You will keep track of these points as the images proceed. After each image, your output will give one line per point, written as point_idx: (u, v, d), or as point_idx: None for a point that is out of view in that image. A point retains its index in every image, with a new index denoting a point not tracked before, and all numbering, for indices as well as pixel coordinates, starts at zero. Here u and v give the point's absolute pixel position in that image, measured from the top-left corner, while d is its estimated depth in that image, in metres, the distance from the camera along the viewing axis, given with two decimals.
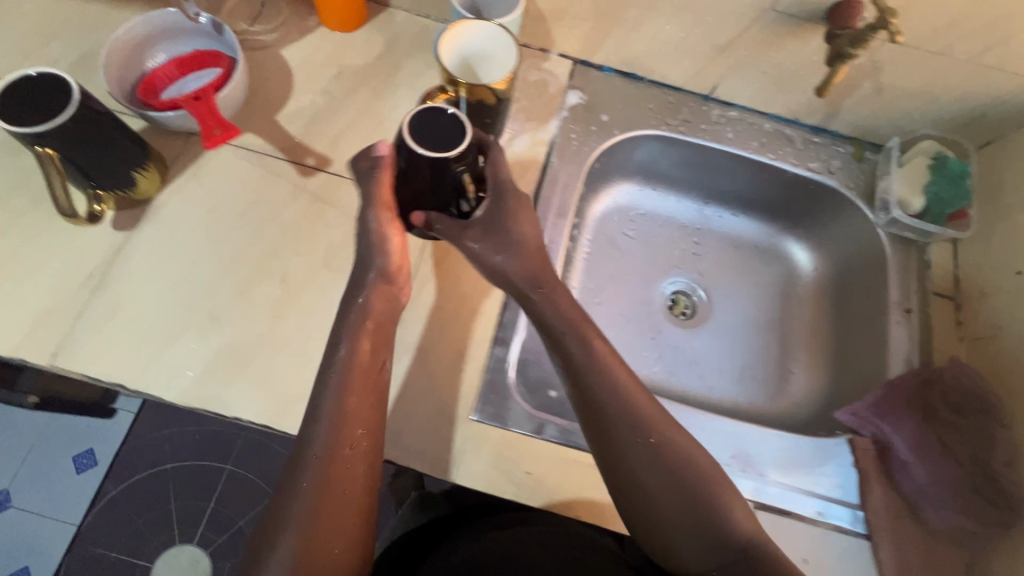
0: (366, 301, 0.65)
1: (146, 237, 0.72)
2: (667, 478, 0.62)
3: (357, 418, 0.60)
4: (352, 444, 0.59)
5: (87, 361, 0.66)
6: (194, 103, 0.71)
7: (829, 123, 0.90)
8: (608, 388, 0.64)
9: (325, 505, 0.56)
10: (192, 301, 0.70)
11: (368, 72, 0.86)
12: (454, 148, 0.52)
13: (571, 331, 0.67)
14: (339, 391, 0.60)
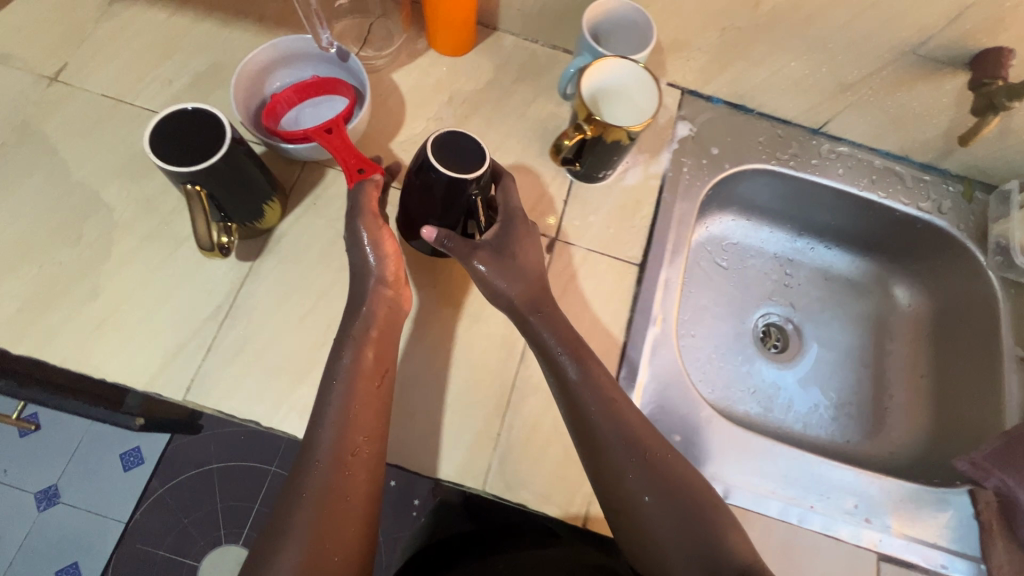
0: (372, 309, 0.64)
1: (269, 269, 0.71)
2: (666, 496, 0.61)
3: (360, 425, 0.60)
4: (357, 452, 0.59)
5: (219, 396, 0.65)
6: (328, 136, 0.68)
7: (940, 162, 0.89)
8: (593, 411, 0.64)
9: (332, 512, 0.56)
10: (318, 336, 0.69)
11: (478, 99, 0.84)
12: (472, 171, 0.58)
13: (583, 353, 0.67)
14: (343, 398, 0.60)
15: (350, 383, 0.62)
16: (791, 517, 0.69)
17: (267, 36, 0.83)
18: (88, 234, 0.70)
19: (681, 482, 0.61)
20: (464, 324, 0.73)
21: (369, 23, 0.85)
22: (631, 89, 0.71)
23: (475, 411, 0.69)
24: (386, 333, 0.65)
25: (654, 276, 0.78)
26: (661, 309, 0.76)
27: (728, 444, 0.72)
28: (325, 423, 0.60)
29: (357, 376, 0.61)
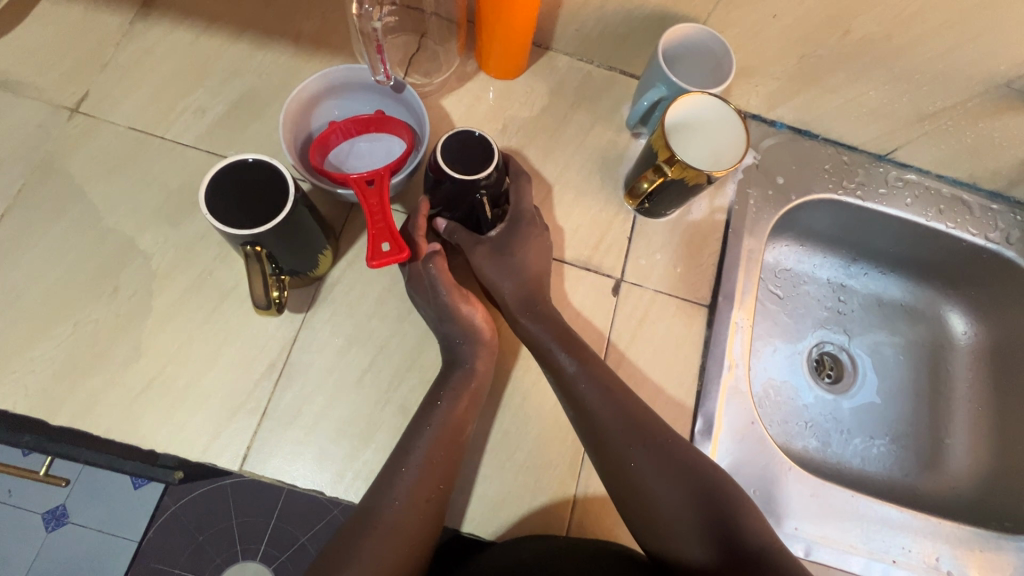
0: (471, 365, 0.61)
1: (323, 321, 0.66)
2: (675, 486, 0.56)
3: (429, 472, 0.56)
4: (422, 506, 0.55)
5: (277, 465, 0.61)
6: (367, 188, 0.61)
7: (1008, 190, 0.86)
8: (590, 400, 0.61)
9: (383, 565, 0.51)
10: (378, 395, 0.64)
11: (533, 126, 0.79)
12: (483, 173, 0.58)
13: (579, 347, 0.64)
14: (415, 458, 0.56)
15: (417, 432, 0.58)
16: (874, 572, 0.68)
17: (305, 58, 0.76)
18: (123, 287, 0.64)
19: (694, 474, 0.56)
20: (532, 375, 0.69)
21: (415, 44, 0.79)
22: (712, 124, 0.66)
23: (549, 469, 0.66)
24: (476, 398, 0.61)
25: (723, 317, 0.74)
26: (733, 354, 0.72)
27: (808, 497, 0.69)
28: (391, 477, 0.55)
29: (437, 445, 0.57)
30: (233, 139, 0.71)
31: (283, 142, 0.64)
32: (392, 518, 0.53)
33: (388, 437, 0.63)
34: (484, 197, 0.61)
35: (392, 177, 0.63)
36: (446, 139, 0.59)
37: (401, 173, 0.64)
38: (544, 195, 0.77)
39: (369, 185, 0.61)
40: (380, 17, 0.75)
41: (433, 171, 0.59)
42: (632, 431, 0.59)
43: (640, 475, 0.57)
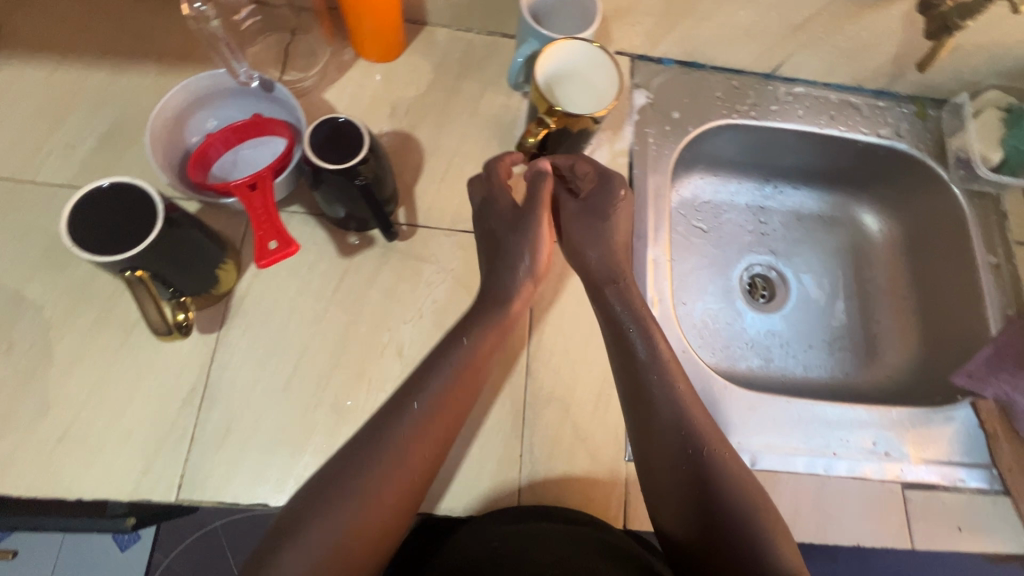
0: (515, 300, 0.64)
1: (238, 336, 0.65)
2: (685, 427, 0.59)
3: (441, 404, 0.56)
4: (429, 445, 0.54)
5: (215, 488, 0.60)
6: (250, 194, 0.59)
7: (892, 86, 0.90)
8: (634, 338, 0.64)
9: (377, 506, 0.51)
10: (309, 399, 0.64)
11: (423, 104, 0.78)
12: (356, 160, 0.58)
13: (652, 331, 0.64)
14: (427, 385, 0.57)
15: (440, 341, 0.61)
16: (818, 468, 0.70)
17: (172, 73, 0.73)
18: (19, 342, 0.62)
19: (692, 436, 0.58)
20: None
21: (287, 40, 0.77)
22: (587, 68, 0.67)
23: (493, 437, 0.66)
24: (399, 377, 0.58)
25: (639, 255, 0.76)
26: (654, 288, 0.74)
27: (745, 410, 0.72)
28: (399, 416, 0.54)
29: (450, 378, 0.57)
30: (110, 170, 0.69)
31: (155, 161, 0.61)
32: (397, 453, 0.53)
33: (324, 437, 0.63)
34: (366, 188, 0.61)
35: (275, 178, 0.61)
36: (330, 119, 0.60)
37: (285, 172, 0.62)
38: (445, 170, 0.76)
39: (252, 190, 0.60)
40: (224, 18, 0.74)
41: (307, 167, 0.59)
42: (664, 372, 0.62)
43: (658, 403, 0.60)
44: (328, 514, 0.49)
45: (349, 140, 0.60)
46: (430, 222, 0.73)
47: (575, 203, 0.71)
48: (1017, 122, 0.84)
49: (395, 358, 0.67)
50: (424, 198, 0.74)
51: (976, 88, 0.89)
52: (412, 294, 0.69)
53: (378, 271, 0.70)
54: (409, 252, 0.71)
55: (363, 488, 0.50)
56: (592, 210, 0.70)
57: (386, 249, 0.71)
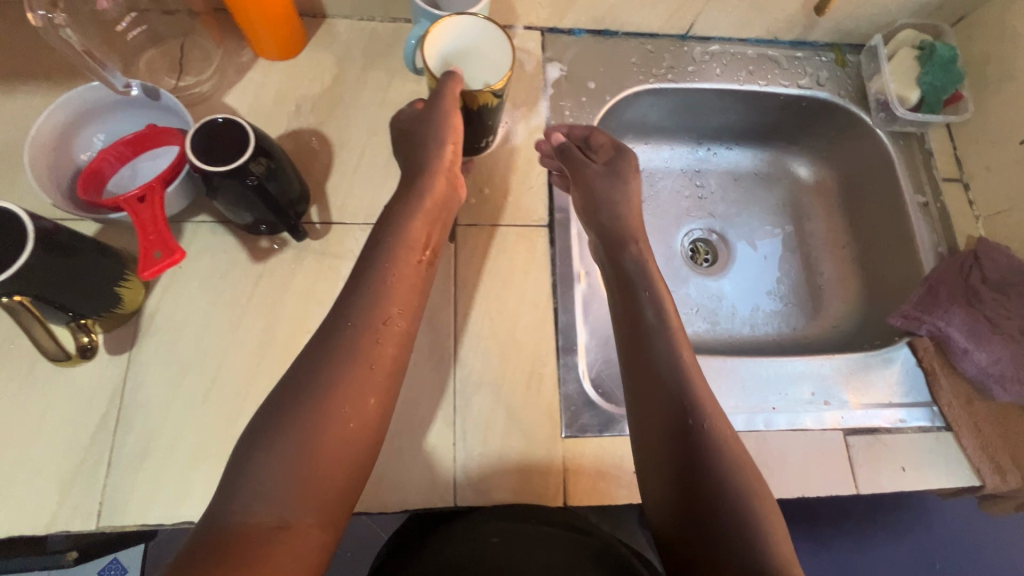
0: (431, 179, 0.64)
1: (151, 353, 0.63)
2: (683, 392, 0.58)
3: (380, 295, 0.56)
4: (380, 334, 0.55)
5: (138, 510, 0.58)
6: (139, 206, 0.57)
7: (807, 35, 0.89)
8: (641, 308, 0.64)
9: (338, 406, 0.50)
10: (229, 409, 0.62)
11: (329, 98, 0.76)
12: (245, 157, 0.56)
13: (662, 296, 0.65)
14: (367, 281, 0.57)
15: (379, 229, 0.62)
16: (758, 424, 0.70)
17: (60, 92, 0.71)
18: None
19: (691, 404, 0.57)
20: None
21: (180, 47, 0.75)
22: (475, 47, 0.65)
23: (426, 428, 0.65)
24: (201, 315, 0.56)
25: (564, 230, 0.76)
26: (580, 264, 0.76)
27: None
28: (345, 320, 0.54)
29: (389, 273, 0.58)
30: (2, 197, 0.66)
31: (40, 186, 0.59)
32: (347, 349, 0.53)
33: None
34: (262, 189, 0.59)
35: (166, 187, 0.59)
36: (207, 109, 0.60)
37: (177, 180, 0.60)
38: (358, 163, 0.74)
39: (141, 203, 0.57)
40: (104, 31, 0.70)
41: (195, 173, 0.57)
42: (671, 343, 0.61)
43: (660, 360, 0.60)
44: (292, 425, 0.49)
45: (236, 139, 0.58)
46: (345, 217, 0.71)
47: (597, 165, 0.73)
48: (930, 59, 0.83)
49: None
50: (336, 193, 0.72)
51: (889, 29, 0.88)
52: (330, 293, 0.68)
53: (293, 273, 0.68)
54: (325, 251, 0.70)
55: (320, 391, 0.50)
56: (615, 172, 0.73)
57: (301, 250, 0.69)
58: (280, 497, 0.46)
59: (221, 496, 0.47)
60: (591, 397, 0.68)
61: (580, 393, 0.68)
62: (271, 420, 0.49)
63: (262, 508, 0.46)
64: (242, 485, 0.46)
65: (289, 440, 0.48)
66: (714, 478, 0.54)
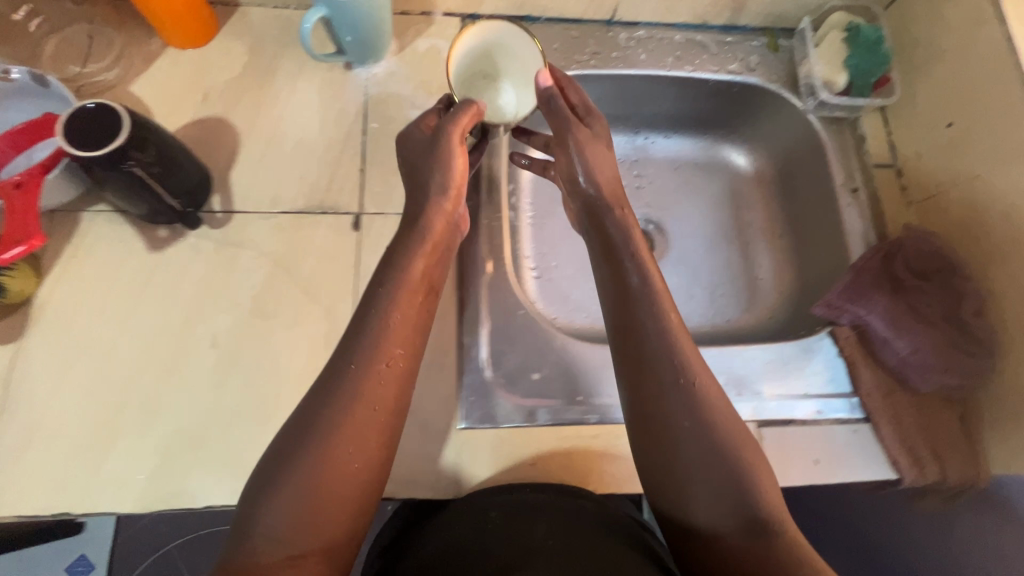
0: (430, 221, 0.67)
1: (43, 343, 0.64)
2: (681, 389, 0.63)
3: (383, 344, 0.60)
4: (382, 382, 0.59)
5: (21, 498, 0.59)
6: (13, 193, 0.56)
7: (736, 20, 0.89)
8: (634, 291, 0.68)
9: (348, 453, 0.55)
10: (119, 398, 0.63)
11: (238, 86, 0.76)
12: (118, 140, 0.56)
13: (643, 257, 0.70)
14: (366, 331, 0.60)
15: (381, 274, 0.64)
16: None
17: None
18: None
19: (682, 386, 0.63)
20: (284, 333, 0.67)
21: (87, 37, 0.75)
22: (508, 52, 0.74)
23: None
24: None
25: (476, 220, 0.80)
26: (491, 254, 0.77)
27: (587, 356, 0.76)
28: (348, 369, 0.58)
29: (390, 320, 0.61)
30: None
31: None
32: (351, 394, 0.57)
33: (135, 438, 0.62)
34: (141, 174, 0.59)
35: (47, 174, 0.59)
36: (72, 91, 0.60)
37: (59, 166, 0.60)
38: (265, 151, 0.74)
39: (19, 190, 0.57)
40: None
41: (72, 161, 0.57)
42: (666, 332, 0.65)
43: (653, 351, 0.65)
44: (303, 473, 0.54)
45: (110, 122, 0.58)
46: (250, 206, 0.72)
47: (585, 130, 0.75)
48: (855, 41, 0.83)
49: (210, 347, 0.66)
50: (242, 181, 0.73)
51: (820, 12, 0.88)
52: (228, 282, 0.69)
53: (192, 263, 0.69)
54: (225, 240, 0.70)
55: (329, 441, 0.55)
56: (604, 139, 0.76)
57: (202, 238, 0.70)
58: (289, 537, 0.52)
59: (236, 539, 0.53)
60: (491, 385, 0.72)
61: (482, 384, 0.72)
62: (281, 466, 0.54)
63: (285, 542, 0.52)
64: (257, 527, 0.52)
65: (300, 487, 0.53)
66: (708, 480, 0.60)
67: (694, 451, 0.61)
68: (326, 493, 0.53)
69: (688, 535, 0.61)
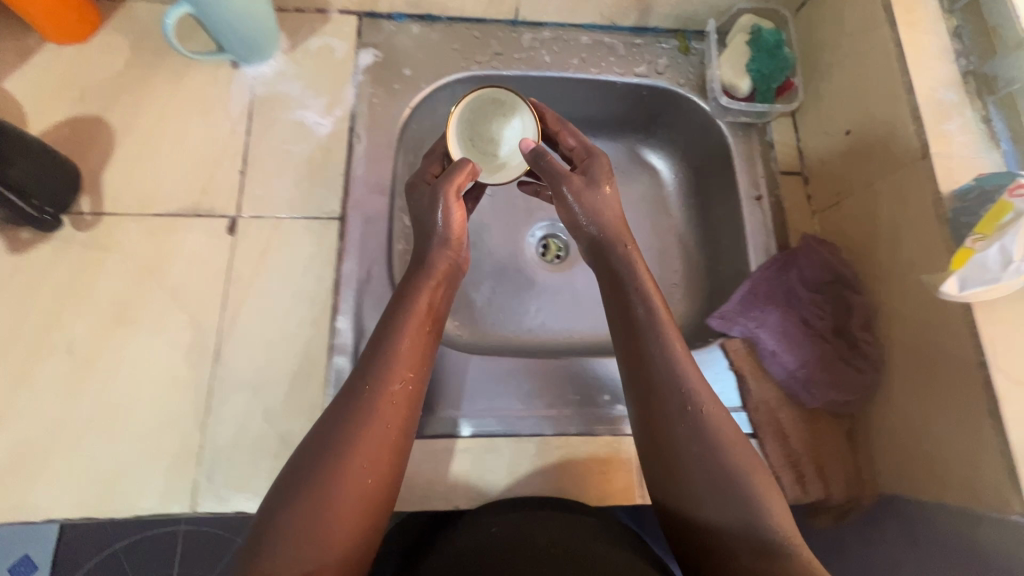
0: (636, 266, 0.54)
1: (94, 312, 0.53)
2: (852, 385, 0.54)
3: (668, 340, 0.50)
4: (699, 398, 0.48)
5: (71, 496, 0.48)
6: None
7: None
8: (833, 270, 0.58)
9: (746, 459, 0.46)
10: (189, 378, 0.52)
11: (323, 19, 0.65)
12: None
13: (885, 252, 0.54)
14: (648, 324, 0.51)
15: (614, 267, 0.55)
16: None
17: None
18: None
19: (858, 391, 0.54)
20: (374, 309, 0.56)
21: None
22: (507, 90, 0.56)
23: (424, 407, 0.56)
24: (423, 345, 0.49)
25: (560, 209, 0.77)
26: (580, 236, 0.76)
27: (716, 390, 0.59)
28: (648, 362, 0.50)
29: (659, 314, 0.51)
30: None
31: None
32: (667, 388, 0.48)
33: (185, 428, 0.51)
34: None
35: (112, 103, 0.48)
36: (165, 17, 0.51)
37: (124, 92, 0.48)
38: (354, 99, 0.63)
39: None
40: None
41: None
42: (863, 315, 0.55)
43: (837, 319, 0.57)
44: (693, 471, 0.46)
45: None
46: (340, 161, 0.60)
47: None
48: None
49: (292, 322, 0.55)
50: (330, 131, 0.61)
51: None
52: (316, 248, 0.57)
53: (272, 224, 0.57)
54: (312, 201, 0.59)
55: (697, 456, 0.46)
56: None
57: (285, 197, 0.59)
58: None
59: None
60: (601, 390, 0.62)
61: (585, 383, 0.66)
62: (701, 463, 0.45)
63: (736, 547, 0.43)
64: None
65: (711, 484, 0.45)
66: (904, 493, 0.52)
67: (897, 468, 0.52)
68: (767, 516, 0.43)
69: (846, 549, 0.55)
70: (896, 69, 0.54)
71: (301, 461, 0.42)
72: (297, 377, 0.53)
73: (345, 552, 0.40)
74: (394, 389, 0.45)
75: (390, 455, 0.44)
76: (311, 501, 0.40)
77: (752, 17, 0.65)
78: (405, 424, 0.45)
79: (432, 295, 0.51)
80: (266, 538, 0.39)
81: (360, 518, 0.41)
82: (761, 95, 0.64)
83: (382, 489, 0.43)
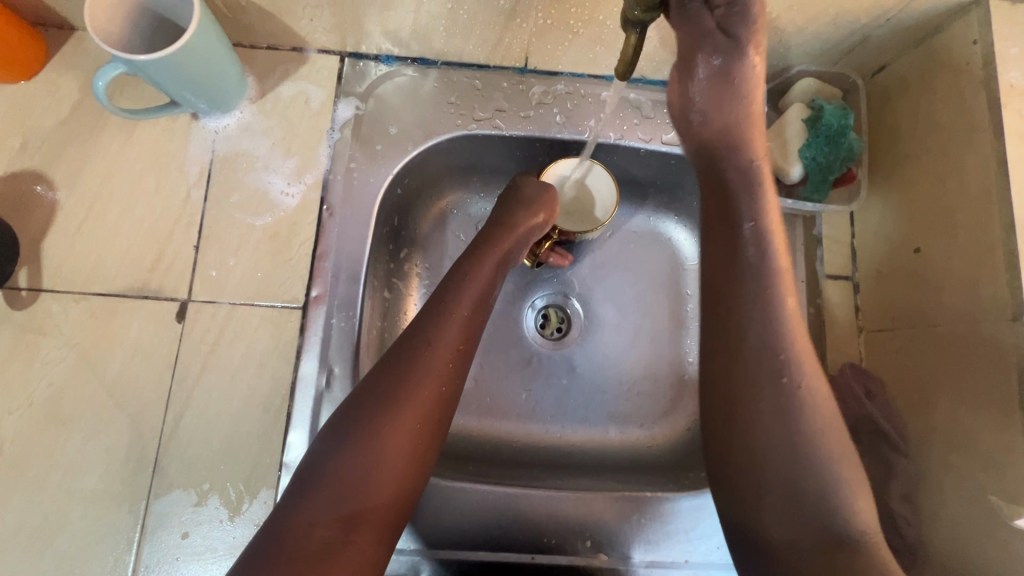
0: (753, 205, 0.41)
1: (29, 407, 0.48)
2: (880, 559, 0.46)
3: (773, 292, 0.39)
4: (797, 368, 0.38)
5: None
6: None
7: None
8: (877, 419, 0.48)
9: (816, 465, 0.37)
10: (124, 489, 0.47)
11: (300, 60, 0.55)
12: None
13: (950, 422, 0.44)
14: (745, 268, 0.40)
15: (725, 177, 0.42)
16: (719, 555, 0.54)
17: None
18: None
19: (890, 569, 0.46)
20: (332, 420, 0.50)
21: None
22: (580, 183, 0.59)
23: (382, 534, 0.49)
24: (480, 311, 0.47)
25: (565, 276, 0.66)
26: (590, 312, 0.65)
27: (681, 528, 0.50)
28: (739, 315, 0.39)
29: (773, 260, 0.40)
30: None
31: None
32: (757, 350, 0.38)
33: (119, 546, 0.46)
34: None
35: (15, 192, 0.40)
36: (96, 79, 0.44)
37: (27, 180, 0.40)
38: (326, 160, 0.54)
39: None
40: None
41: None
42: (908, 480, 0.46)
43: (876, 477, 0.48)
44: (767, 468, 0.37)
45: None
46: (306, 239, 0.52)
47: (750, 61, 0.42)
48: None
49: (241, 432, 0.49)
50: (296, 198, 0.53)
51: None
52: (270, 343, 0.50)
53: (225, 311, 0.50)
54: (271, 286, 0.51)
55: (769, 438, 0.37)
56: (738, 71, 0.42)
57: (241, 281, 0.51)
58: None
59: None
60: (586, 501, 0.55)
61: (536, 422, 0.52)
62: (760, 454, 0.37)
63: (801, 552, 0.35)
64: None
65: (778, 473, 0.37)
66: None
67: None
68: None
69: None
70: (995, 193, 0.42)
71: (358, 402, 0.41)
72: (241, 497, 0.48)
73: (388, 501, 0.39)
74: (452, 347, 0.44)
75: (438, 413, 0.42)
76: (363, 438, 0.39)
77: (813, 82, 0.53)
78: (452, 384, 0.43)
79: (505, 250, 0.50)
80: (315, 483, 0.38)
81: (405, 471, 0.40)
82: (813, 186, 0.53)
83: (429, 445, 0.41)
